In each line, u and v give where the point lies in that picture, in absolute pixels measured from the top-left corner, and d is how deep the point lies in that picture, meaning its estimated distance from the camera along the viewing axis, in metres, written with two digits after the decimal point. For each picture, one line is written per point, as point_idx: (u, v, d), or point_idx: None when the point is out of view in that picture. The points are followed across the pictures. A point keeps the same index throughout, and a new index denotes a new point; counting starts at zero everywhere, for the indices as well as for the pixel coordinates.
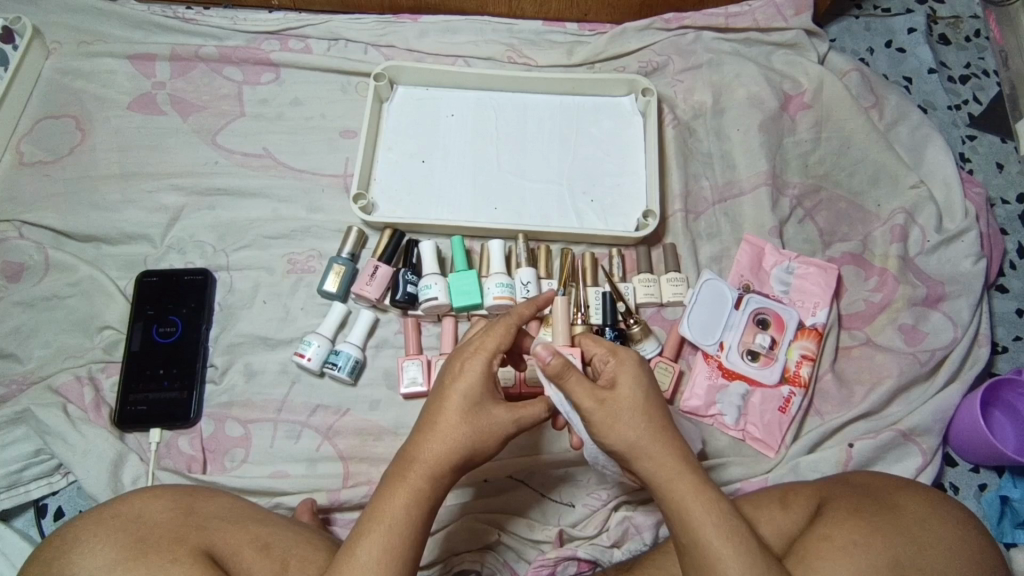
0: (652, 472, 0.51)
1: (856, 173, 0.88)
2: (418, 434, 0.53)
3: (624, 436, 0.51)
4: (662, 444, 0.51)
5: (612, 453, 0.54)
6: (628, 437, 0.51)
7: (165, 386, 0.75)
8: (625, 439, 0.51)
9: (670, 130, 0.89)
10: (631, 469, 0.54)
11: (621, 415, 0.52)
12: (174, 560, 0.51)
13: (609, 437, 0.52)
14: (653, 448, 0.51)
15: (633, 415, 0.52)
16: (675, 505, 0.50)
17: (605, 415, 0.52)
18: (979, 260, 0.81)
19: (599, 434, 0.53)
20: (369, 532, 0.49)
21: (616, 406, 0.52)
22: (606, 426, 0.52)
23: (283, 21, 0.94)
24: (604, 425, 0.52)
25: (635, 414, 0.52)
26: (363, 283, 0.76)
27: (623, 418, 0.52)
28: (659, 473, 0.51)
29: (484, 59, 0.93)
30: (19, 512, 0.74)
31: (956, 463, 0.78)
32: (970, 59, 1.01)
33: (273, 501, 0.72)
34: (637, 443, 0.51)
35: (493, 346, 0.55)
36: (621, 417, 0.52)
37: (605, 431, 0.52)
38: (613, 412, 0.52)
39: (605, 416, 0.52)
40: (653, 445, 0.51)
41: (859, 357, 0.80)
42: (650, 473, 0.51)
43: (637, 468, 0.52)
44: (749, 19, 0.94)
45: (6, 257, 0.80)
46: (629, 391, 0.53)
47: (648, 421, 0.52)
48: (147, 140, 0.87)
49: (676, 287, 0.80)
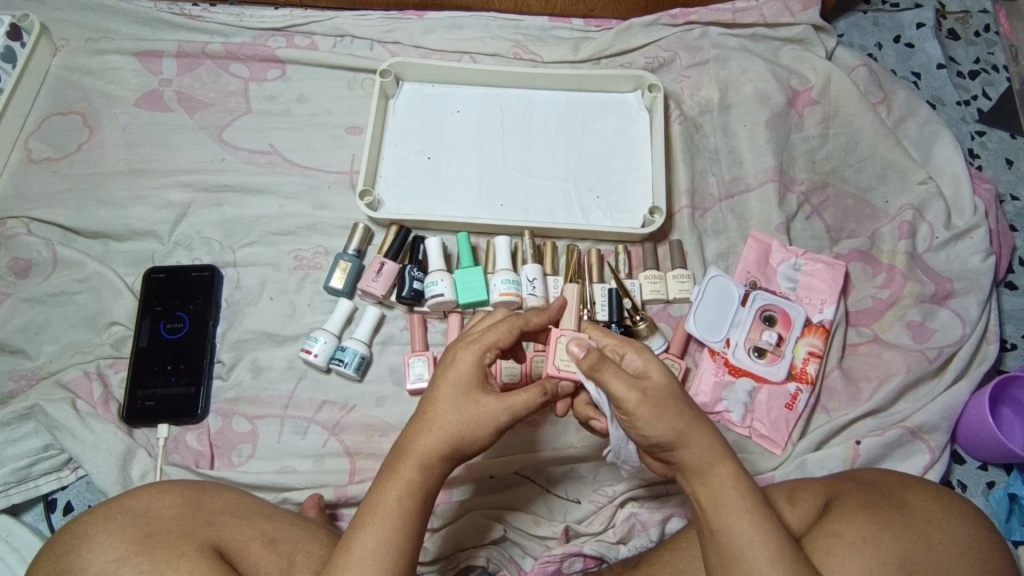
0: (692, 459, 0.51)
1: (864, 170, 0.87)
2: (412, 426, 0.53)
3: (670, 425, 0.50)
4: (703, 431, 0.51)
5: (649, 443, 0.53)
6: (671, 427, 0.50)
7: (172, 382, 0.75)
8: (669, 429, 0.50)
9: (676, 126, 0.88)
10: (666, 456, 0.53)
11: (666, 404, 0.51)
12: (182, 556, 0.51)
13: (654, 426, 0.51)
14: (694, 437, 0.51)
15: (675, 403, 0.51)
16: (714, 491, 0.50)
17: (650, 405, 0.51)
18: (988, 257, 0.81)
19: (641, 426, 0.51)
20: (365, 523, 0.49)
21: (659, 393, 0.51)
22: (654, 416, 0.50)
23: (288, 18, 0.94)
24: (650, 414, 0.51)
25: (677, 402, 0.51)
26: (369, 279, 0.76)
27: (668, 406, 0.51)
28: (698, 461, 0.51)
29: (490, 55, 0.93)
30: (29, 507, 0.75)
31: (964, 461, 0.78)
32: (979, 54, 1.00)
33: (280, 497, 0.72)
34: (683, 432, 0.50)
35: (489, 340, 0.56)
36: (667, 405, 0.51)
37: (645, 423, 0.51)
38: (657, 401, 0.51)
39: (651, 406, 0.51)
40: (694, 433, 0.51)
41: (866, 354, 0.79)
42: (692, 459, 0.51)
43: (678, 456, 0.51)
44: (757, 14, 0.93)
45: (15, 253, 0.81)
46: (665, 379, 0.52)
47: (689, 410, 0.51)
48: (154, 138, 0.87)
49: (682, 284, 0.79)
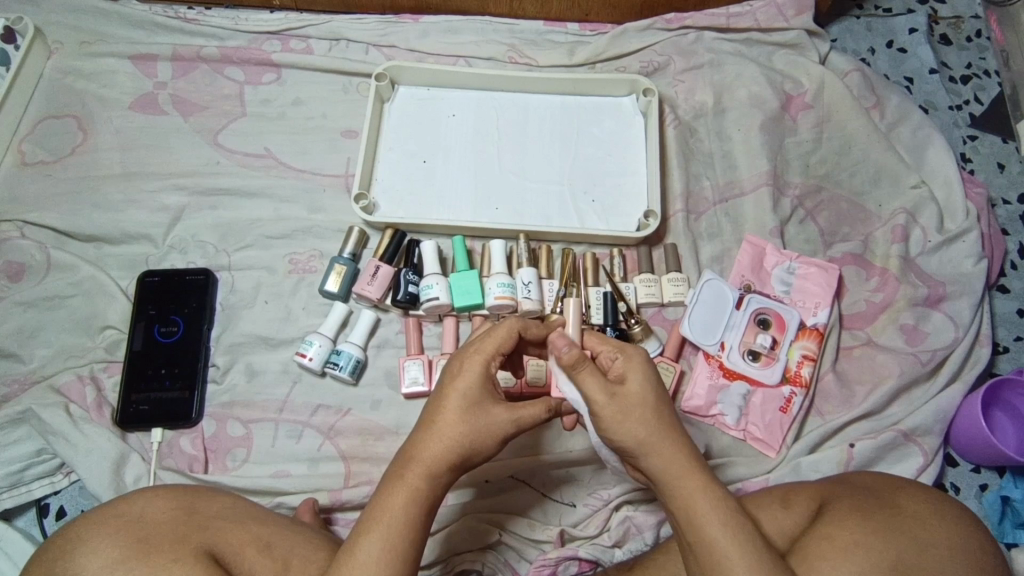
0: (662, 470, 0.51)
1: (857, 174, 0.88)
2: (417, 434, 0.53)
3: (633, 432, 0.52)
4: (671, 440, 0.52)
5: (620, 450, 0.54)
6: (636, 433, 0.52)
7: (167, 386, 0.75)
8: (634, 436, 0.52)
9: (671, 130, 0.89)
10: (638, 465, 0.54)
11: (631, 411, 0.52)
12: (177, 560, 0.51)
13: (617, 433, 0.52)
14: (661, 446, 0.51)
15: (643, 410, 0.52)
16: (685, 501, 0.50)
17: (616, 410, 0.52)
18: (980, 260, 0.81)
19: (608, 430, 0.53)
20: (369, 531, 0.49)
21: (626, 401, 0.52)
22: (616, 421, 0.52)
23: (284, 21, 0.94)
24: (613, 420, 0.52)
25: (646, 412, 0.52)
26: (364, 283, 0.76)
27: (633, 413, 0.52)
28: (668, 471, 0.51)
29: (485, 59, 0.93)
30: (21, 512, 0.74)
31: (957, 464, 0.78)
32: (971, 59, 1.01)
33: (275, 501, 0.72)
34: (648, 440, 0.51)
35: (492, 349, 0.56)
36: (631, 412, 0.52)
37: (613, 427, 0.52)
38: (623, 407, 0.52)
39: (616, 410, 0.52)
40: (661, 441, 0.51)
41: (861, 357, 0.80)
42: (660, 469, 0.51)
43: (646, 465, 0.52)
44: (750, 19, 0.94)
45: (8, 256, 0.80)
46: (638, 387, 0.53)
47: (657, 418, 0.52)
48: (149, 141, 0.87)
49: (676, 287, 0.80)
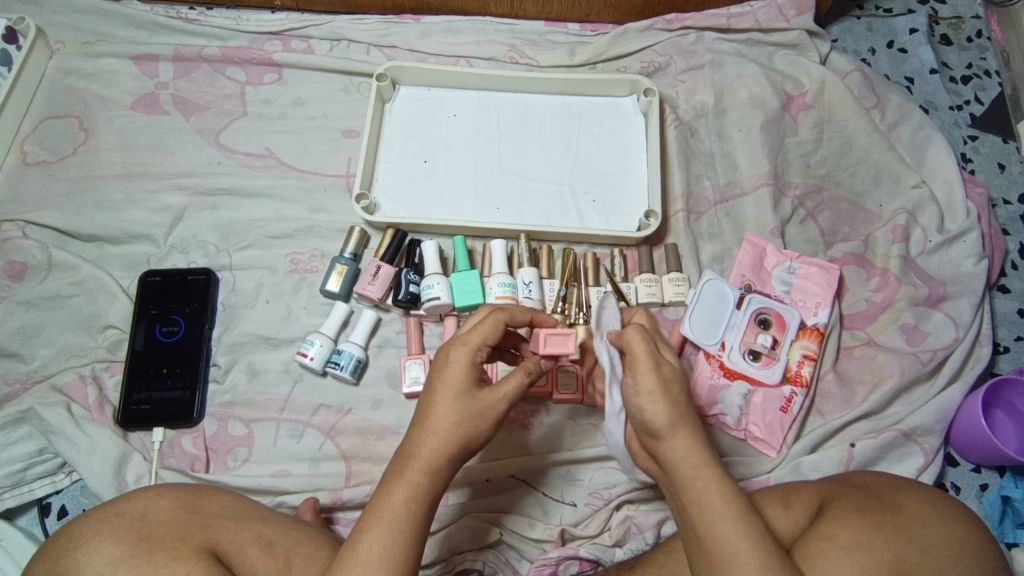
0: (678, 456, 0.50)
1: (858, 174, 0.88)
2: (414, 432, 0.53)
3: (664, 410, 0.51)
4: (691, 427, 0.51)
5: (640, 425, 0.53)
6: (668, 412, 0.51)
7: (168, 386, 0.75)
8: (665, 413, 0.51)
9: (671, 130, 0.89)
10: (653, 449, 0.53)
11: (667, 391, 0.51)
12: (178, 559, 0.51)
13: (649, 407, 0.51)
14: (685, 432, 0.51)
15: (676, 394, 0.52)
16: (699, 494, 0.49)
17: (656, 382, 0.51)
18: (981, 260, 0.81)
19: (640, 401, 0.51)
20: (370, 527, 0.49)
21: (666, 379, 0.52)
22: (654, 394, 0.51)
23: (285, 22, 0.94)
24: (649, 393, 0.51)
25: (678, 392, 0.52)
26: (364, 282, 0.76)
27: (668, 392, 0.51)
28: (687, 459, 0.50)
29: (485, 60, 0.93)
30: (23, 511, 0.74)
31: (958, 464, 0.78)
32: (971, 59, 1.01)
33: (276, 501, 0.72)
34: (674, 422, 0.51)
35: (479, 340, 0.55)
36: (668, 391, 0.51)
37: (646, 400, 0.51)
38: (661, 382, 0.52)
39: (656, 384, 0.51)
40: (684, 428, 0.51)
41: (861, 357, 0.80)
42: (678, 456, 0.50)
43: (665, 448, 0.51)
44: (751, 20, 0.94)
45: (9, 256, 0.80)
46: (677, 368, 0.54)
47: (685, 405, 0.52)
48: (150, 141, 0.88)
49: (677, 287, 0.80)
